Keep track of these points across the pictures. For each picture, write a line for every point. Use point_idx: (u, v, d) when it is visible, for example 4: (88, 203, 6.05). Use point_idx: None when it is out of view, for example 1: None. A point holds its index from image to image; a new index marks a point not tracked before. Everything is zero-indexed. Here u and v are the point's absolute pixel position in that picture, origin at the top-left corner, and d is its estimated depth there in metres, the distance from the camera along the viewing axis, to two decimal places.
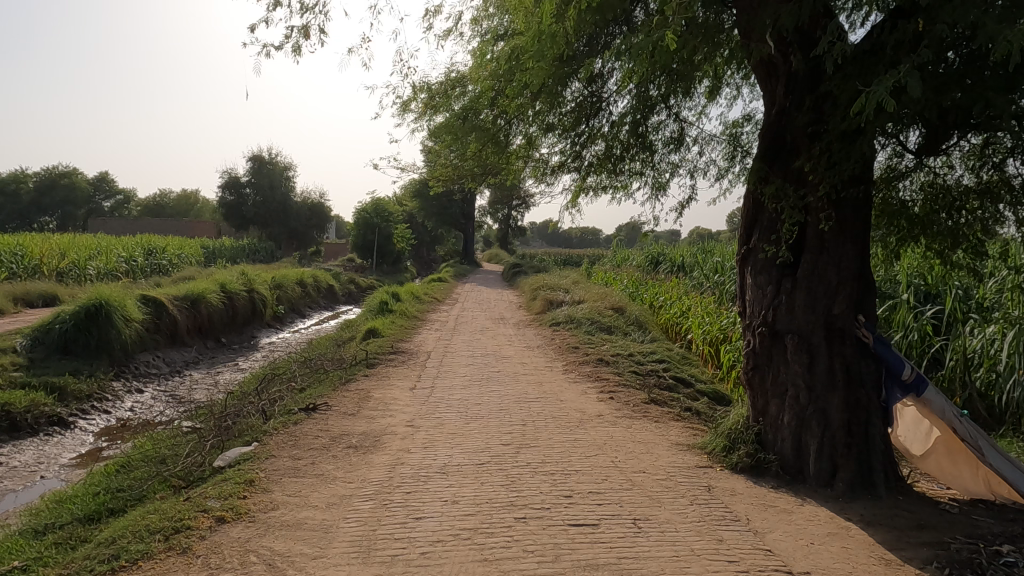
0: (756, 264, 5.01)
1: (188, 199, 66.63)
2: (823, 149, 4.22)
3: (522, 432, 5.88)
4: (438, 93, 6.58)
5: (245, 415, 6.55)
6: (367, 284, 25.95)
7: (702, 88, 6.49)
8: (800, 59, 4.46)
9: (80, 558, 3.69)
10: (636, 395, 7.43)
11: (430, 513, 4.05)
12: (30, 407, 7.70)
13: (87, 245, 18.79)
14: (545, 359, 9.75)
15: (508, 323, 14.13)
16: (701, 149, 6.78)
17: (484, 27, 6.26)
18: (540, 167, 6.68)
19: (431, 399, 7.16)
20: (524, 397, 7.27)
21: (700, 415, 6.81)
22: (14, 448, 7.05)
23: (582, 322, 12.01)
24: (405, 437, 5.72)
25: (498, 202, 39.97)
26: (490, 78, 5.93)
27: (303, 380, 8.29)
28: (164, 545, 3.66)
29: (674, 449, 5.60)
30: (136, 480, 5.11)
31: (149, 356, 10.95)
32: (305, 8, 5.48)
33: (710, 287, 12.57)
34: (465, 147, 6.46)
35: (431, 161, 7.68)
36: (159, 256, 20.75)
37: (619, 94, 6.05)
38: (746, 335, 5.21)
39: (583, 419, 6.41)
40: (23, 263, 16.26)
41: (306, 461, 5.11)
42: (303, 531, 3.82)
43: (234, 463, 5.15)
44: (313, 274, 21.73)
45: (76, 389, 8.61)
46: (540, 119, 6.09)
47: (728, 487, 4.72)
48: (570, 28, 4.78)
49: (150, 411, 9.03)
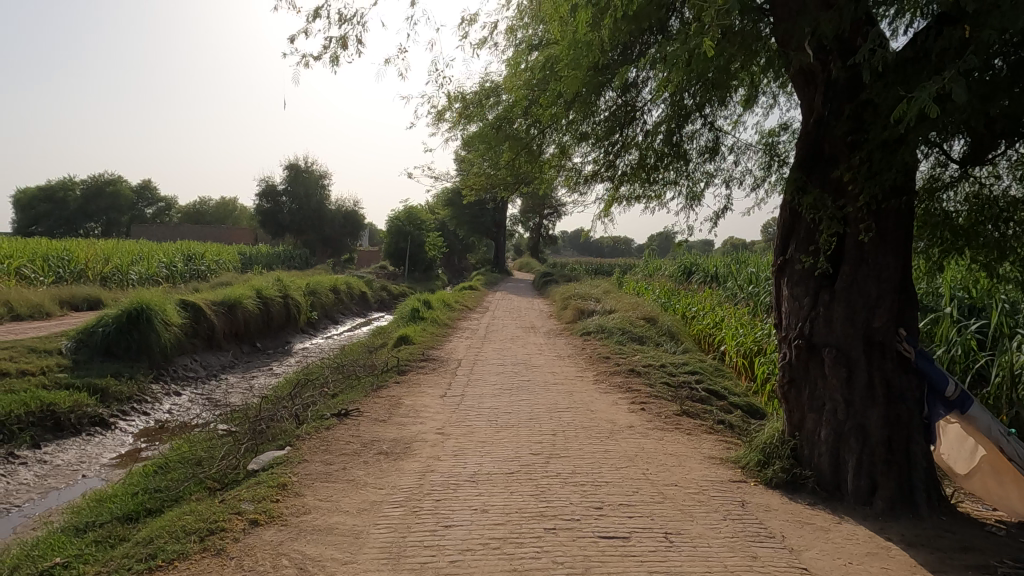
0: (793, 275, 4.92)
1: (227, 206, 68.36)
2: (863, 158, 4.13)
3: (553, 442, 5.84)
4: (473, 102, 6.63)
5: (279, 420, 6.67)
6: (398, 292, 26.23)
7: (738, 97, 6.43)
8: (840, 67, 4.36)
9: (119, 556, 3.78)
10: (668, 407, 7.35)
11: (460, 521, 4.05)
12: (73, 407, 7.93)
13: (129, 251, 19.36)
14: (576, 369, 9.69)
15: (538, 332, 14.10)
16: (736, 158, 6.71)
17: (519, 36, 6.26)
18: (573, 177, 6.67)
19: (462, 407, 7.20)
20: (554, 407, 7.25)
21: (734, 428, 6.69)
22: (57, 447, 7.26)
23: (613, 332, 11.91)
24: (436, 445, 5.74)
25: (529, 211, 40.08)
26: (525, 87, 5.94)
27: (336, 386, 8.41)
28: (199, 545, 3.73)
29: (707, 462, 5.51)
30: (173, 481, 5.23)
31: (187, 359, 11.21)
32: (342, 20, 5.60)
33: (744, 298, 12.38)
34: (498, 156, 6.48)
35: (465, 171, 7.70)
36: (197, 262, 21.31)
37: (654, 103, 6.01)
38: (783, 348, 5.10)
39: (614, 430, 6.36)
40: (69, 268, 16.69)
41: (338, 466, 5.16)
42: (334, 536, 3.85)
43: (268, 466, 5.23)
44: (346, 281, 22.02)
45: (118, 391, 8.84)
46: (573, 128, 6.06)
47: (763, 503, 4.63)
48: (606, 35, 4.76)
49: (187, 414, 9.24)
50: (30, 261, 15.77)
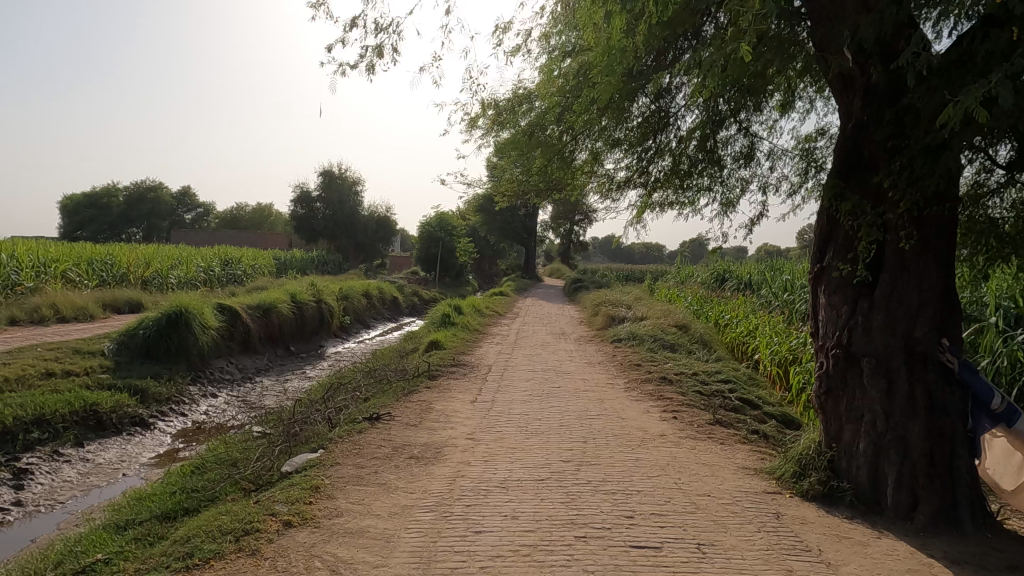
0: (830, 283, 4.82)
1: (263, 212, 69.75)
2: (904, 164, 4.04)
3: (583, 450, 5.81)
4: (506, 109, 6.67)
5: (312, 423, 6.76)
6: (429, 297, 26.40)
7: (774, 102, 6.34)
8: (880, 71, 4.27)
9: (157, 554, 3.87)
10: (700, 416, 7.25)
11: (490, 527, 4.05)
12: (114, 408, 8.15)
13: (169, 256, 19.86)
14: (606, 376, 9.62)
15: (569, 338, 14.06)
16: (772, 164, 6.62)
17: (553, 43, 6.27)
18: (606, 183, 6.64)
19: (493, 412, 7.20)
20: (585, 414, 7.21)
21: (768, 438, 6.56)
22: (99, 446, 7.47)
23: (645, 339, 11.81)
24: (466, 450, 5.75)
25: (560, 217, 40.05)
26: (559, 94, 5.94)
27: (367, 390, 8.50)
28: (234, 545, 3.79)
29: (740, 473, 5.42)
30: (209, 481, 5.34)
31: (223, 362, 11.44)
32: (379, 29, 5.68)
33: (778, 305, 12.16)
34: (530, 163, 6.49)
35: (497, 178, 7.73)
36: (233, 267, 21.77)
37: (688, 108, 5.97)
38: (820, 357, 5.00)
39: (645, 438, 6.29)
40: (112, 272, 17.14)
41: (370, 470, 5.21)
42: (366, 539, 3.88)
43: (301, 468, 5.30)
44: (378, 286, 22.25)
45: (157, 392, 9.06)
46: (606, 135, 6.04)
47: (799, 515, 4.53)
48: (640, 42, 4.74)
49: (223, 415, 9.42)
50: (75, 264, 16.26)
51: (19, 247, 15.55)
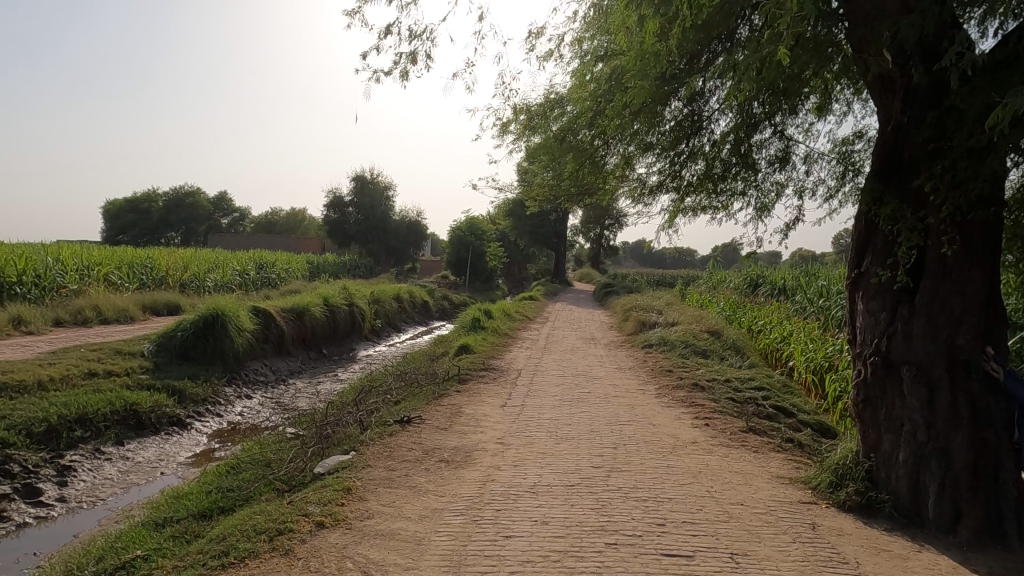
0: (868, 289, 4.71)
1: (297, 217, 70.92)
2: (946, 167, 3.94)
3: (614, 456, 5.77)
4: (538, 113, 6.69)
5: (344, 425, 6.85)
6: (459, 302, 26.51)
7: (810, 104, 6.24)
8: (922, 72, 4.17)
9: (194, 552, 3.95)
10: (733, 423, 7.14)
11: (520, 532, 4.04)
12: (154, 407, 8.35)
13: (206, 259, 20.32)
14: (637, 382, 9.54)
15: (599, 344, 13.98)
16: (809, 167, 6.50)
17: (585, 48, 6.26)
18: (638, 188, 6.60)
19: (522, 417, 7.20)
20: (615, 420, 7.16)
21: (804, 447, 6.42)
22: (139, 444, 7.66)
23: (676, 345, 11.69)
24: (496, 454, 5.76)
25: (590, 222, 39.90)
26: (591, 99, 5.93)
27: (398, 393, 8.56)
28: (268, 545, 3.85)
29: (775, 482, 5.32)
30: (244, 481, 5.44)
31: (258, 364, 11.64)
32: (412, 36, 5.75)
33: (814, 312, 11.92)
34: (562, 167, 6.48)
35: (528, 182, 7.75)
36: (268, 271, 22.16)
37: (722, 112, 5.90)
38: (857, 364, 4.89)
39: (677, 445, 6.22)
40: (152, 275, 17.58)
41: (400, 472, 5.25)
42: (396, 541, 3.91)
43: (333, 469, 5.37)
44: (409, 290, 22.43)
45: (194, 393, 9.27)
46: (638, 139, 6.00)
47: (835, 526, 4.43)
48: (673, 46, 4.71)
49: (257, 416, 9.59)
50: (117, 267, 16.72)
51: (65, 251, 16.07)
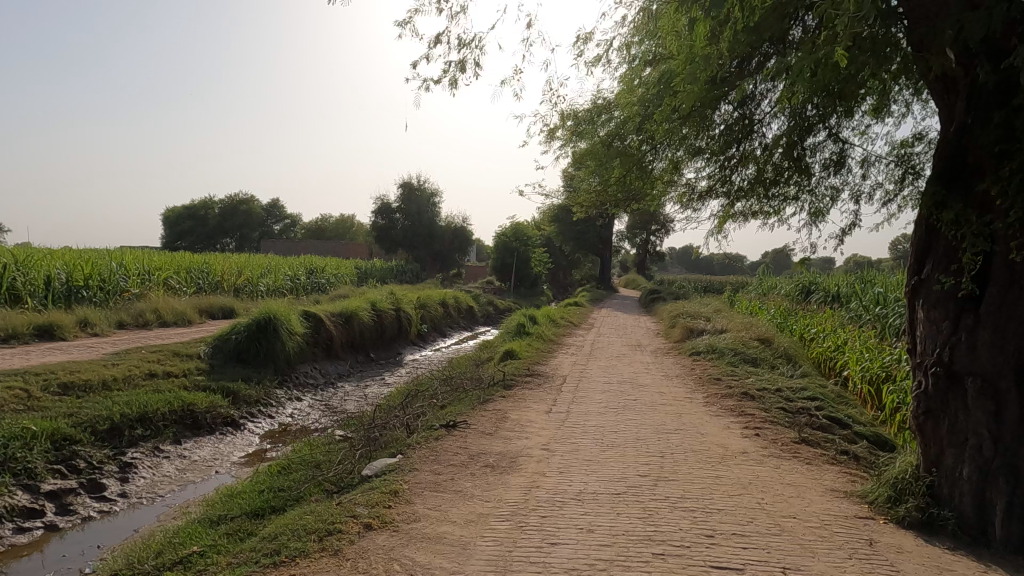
0: (929, 296, 4.53)
1: (346, 223, 72.43)
2: (1015, 170, 3.77)
3: (661, 464, 5.68)
4: (585, 119, 6.69)
5: (391, 429, 6.94)
6: (504, 307, 26.60)
7: (866, 106, 6.06)
8: (988, 71, 4.00)
9: (247, 549, 4.06)
10: (785, 434, 6.95)
11: (566, 540, 4.02)
12: (209, 408, 8.63)
13: (259, 264, 20.94)
14: (684, 390, 9.38)
15: (645, 350, 13.82)
16: (865, 171, 6.31)
17: (633, 53, 6.23)
18: (687, 193, 6.51)
19: (568, 424, 7.16)
20: (662, 428, 7.05)
21: (860, 459, 6.21)
22: (195, 444, 7.93)
23: (725, 353, 11.46)
24: (541, 460, 5.74)
25: (636, 227, 39.53)
26: (639, 104, 5.88)
27: (444, 398, 8.64)
28: (318, 545, 3.93)
29: (829, 495, 5.15)
30: (295, 482, 5.57)
31: (308, 367, 11.91)
32: (461, 44, 5.83)
33: (870, 320, 11.52)
34: (609, 173, 6.44)
35: (574, 189, 7.74)
36: (318, 276, 22.70)
37: (774, 115, 5.79)
38: (918, 375, 4.70)
39: (726, 455, 6.09)
40: (208, 279, 18.20)
41: (446, 476, 5.28)
42: (442, 545, 3.94)
43: (380, 472, 5.44)
44: (455, 295, 22.63)
45: (247, 394, 9.54)
46: (686, 143, 5.94)
47: (894, 543, 4.26)
48: (725, 48, 4.65)
49: (307, 418, 9.81)
50: (176, 272, 17.35)
51: (128, 256, 16.76)
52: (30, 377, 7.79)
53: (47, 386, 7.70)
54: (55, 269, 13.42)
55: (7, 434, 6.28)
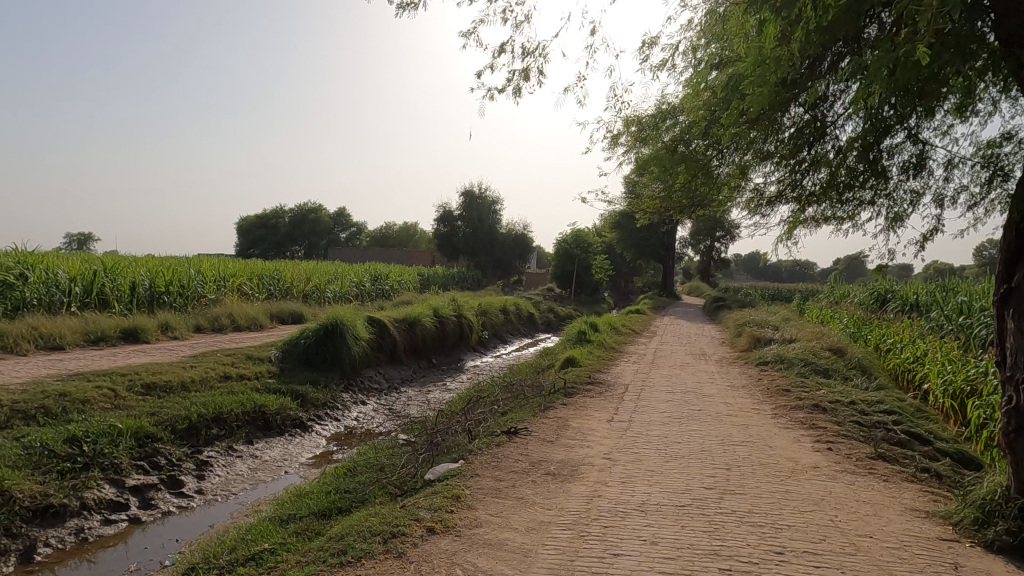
0: (1019, 306, 4.25)
1: (410, 231, 73.91)
2: None
3: (727, 477, 5.53)
4: (649, 125, 6.61)
5: (453, 434, 7.02)
6: (565, 314, 26.52)
7: (949, 105, 5.76)
8: None
9: (315, 549, 4.18)
10: (859, 449, 6.64)
11: (629, 551, 3.96)
12: (279, 409, 8.94)
13: (327, 271, 21.61)
14: (751, 401, 9.09)
15: (709, 360, 13.48)
16: (948, 173, 5.99)
17: (698, 57, 6.13)
18: (755, 199, 6.35)
19: (630, 433, 7.07)
20: (728, 440, 6.86)
21: (942, 478, 5.87)
22: (266, 444, 8.24)
23: (794, 363, 11.06)
24: (603, 470, 5.68)
25: (700, 234, 38.75)
26: (705, 108, 5.76)
27: (505, 404, 8.67)
28: (383, 547, 4.00)
29: (909, 515, 4.89)
30: (360, 484, 5.70)
31: (373, 372, 12.18)
32: (525, 53, 5.89)
33: (953, 330, 10.90)
34: (673, 179, 6.33)
35: (637, 196, 7.66)
36: (382, 282, 23.23)
37: (848, 117, 5.58)
38: (1007, 389, 4.41)
39: (796, 469, 5.87)
40: (279, 285, 18.90)
41: (508, 483, 5.30)
42: (504, 551, 3.94)
43: (442, 476, 5.50)
44: (515, 302, 22.72)
45: (315, 397, 9.83)
46: (755, 147, 5.80)
47: (982, 568, 4.01)
48: (796, 49, 4.53)
49: (372, 422, 10.04)
50: (249, 279, 18.07)
51: (205, 263, 17.55)
52: (116, 377, 8.27)
53: (132, 386, 8.14)
54: (139, 276, 14.18)
55: (96, 431, 6.67)
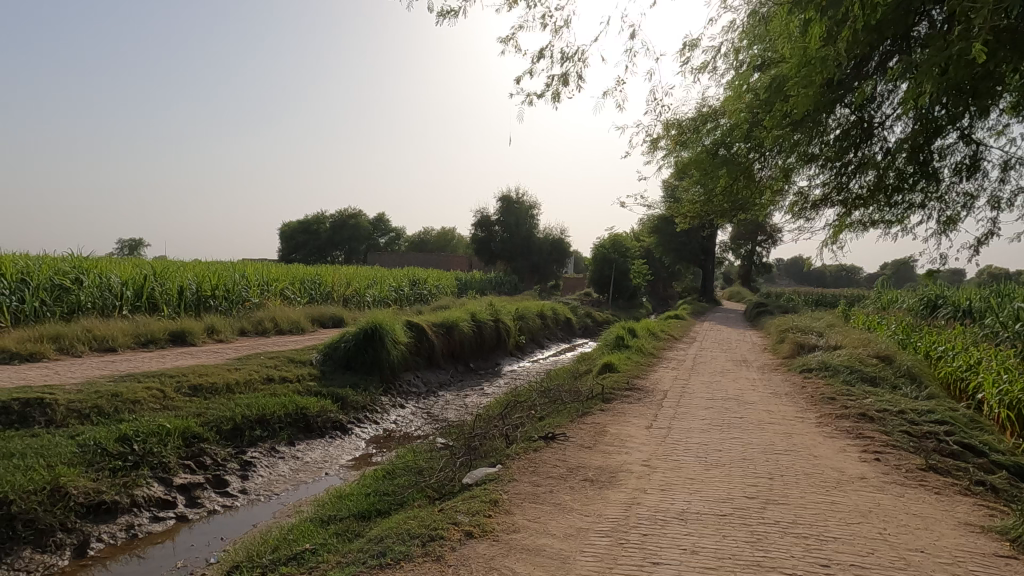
0: None
1: (448, 236, 74.56)
2: None
3: (770, 487, 5.41)
4: (690, 128, 6.54)
5: (491, 438, 7.04)
6: (602, 319, 26.37)
7: (1004, 104, 5.56)
8: None
9: (355, 550, 4.24)
10: (909, 460, 6.43)
11: (669, 560, 3.90)
12: (321, 412, 9.10)
13: (366, 276, 21.93)
14: (795, 409, 8.88)
15: (751, 366, 13.23)
16: (1003, 175, 5.78)
17: (741, 59, 6.04)
18: (799, 202, 6.22)
19: (669, 440, 6.98)
20: (771, 448, 6.72)
21: (998, 491, 5.63)
22: (308, 445, 8.39)
23: (839, 371, 10.78)
24: (642, 477, 5.61)
25: (741, 238, 38.09)
26: (747, 110, 5.64)
27: (543, 409, 8.65)
28: (421, 550, 4.03)
29: (962, 529, 4.71)
30: (399, 486, 5.76)
31: (411, 376, 12.30)
32: (564, 58, 5.92)
33: (1008, 337, 10.47)
34: (713, 183, 6.25)
35: (676, 200, 7.59)
36: (421, 286, 23.47)
37: (897, 118, 5.44)
38: None
39: (842, 480, 5.71)
40: (320, 289, 19.25)
41: (545, 488, 5.28)
42: (542, 557, 3.93)
43: (480, 480, 5.52)
44: (553, 307, 22.69)
45: (355, 400, 9.96)
46: (799, 149, 5.66)
47: None
48: (843, 49, 4.41)
49: (410, 425, 10.13)
50: (291, 283, 18.45)
51: (249, 268, 18.00)
52: (165, 378, 8.53)
53: (180, 387, 8.38)
54: (187, 280, 14.61)
55: (146, 430, 6.88)
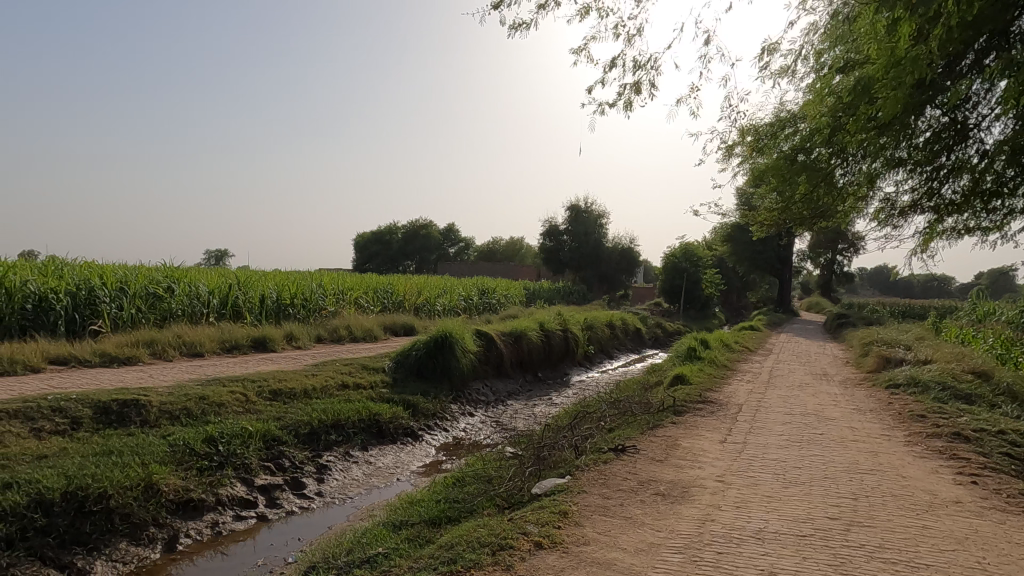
0: None
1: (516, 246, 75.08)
2: None
3: (854, 508, 5.14)
4: (767, 134, 6.34)
5: (560, 449, 7.00)
6: (673, 329, 25.84)
7: None
8: None
9: (426, 555, 4.30)
10: (1010, 484, 5.97)
11: None
12: (392, 418, 9.30)
13: (436, 285, 22.33)
14: (881, 426, 8.42)
15: (832, 380, 12.63)
16: None
17: (821, 62, 5.84)
18: (884, 208, 5.94)
19: (744, 455, 6.74)
20: (855, 467, 6.39)
21: None
22: (380, 451, 8.59)
23: (930, 386, 10.15)
24: (716, 493, 5.45)
25: (821, 246, 36.55)
26: (829, 114, 5.43)
27: (612, 420, 8.54)
28: (491, 559, 4.05)
29: None
30: (469, 494, 5.80)
31: (480, 384, 12.39)
32: (637, 66, 5.88)
33: None
34: (792, 190, 6.03)
35: (752, 208, 7.37)
36: (489, 295, 23.68)
37: (995, 118, 5.11)
38: None
39: (934, 503, 5.36)
40: (392, 298, 19.72)
41: (616, 501, 5.20)
42: (613, 571, 3.87)
43: (549, 491, 5.49)
44: (622, 317, 22.41)
45: (425, 407, 10.12)
46: (885, 154, 5.39)
47: None
48: (935, 47, 4.19)
49: (479, 433, 10.21)
50: (365, 292, 18.98)
51: (326, 278, 18.65)
52: (248, 383, 8.93)
53: (261, 392, 8.75)
54: (268, 289, 15.29)
55: (231, 432, 7.22)
